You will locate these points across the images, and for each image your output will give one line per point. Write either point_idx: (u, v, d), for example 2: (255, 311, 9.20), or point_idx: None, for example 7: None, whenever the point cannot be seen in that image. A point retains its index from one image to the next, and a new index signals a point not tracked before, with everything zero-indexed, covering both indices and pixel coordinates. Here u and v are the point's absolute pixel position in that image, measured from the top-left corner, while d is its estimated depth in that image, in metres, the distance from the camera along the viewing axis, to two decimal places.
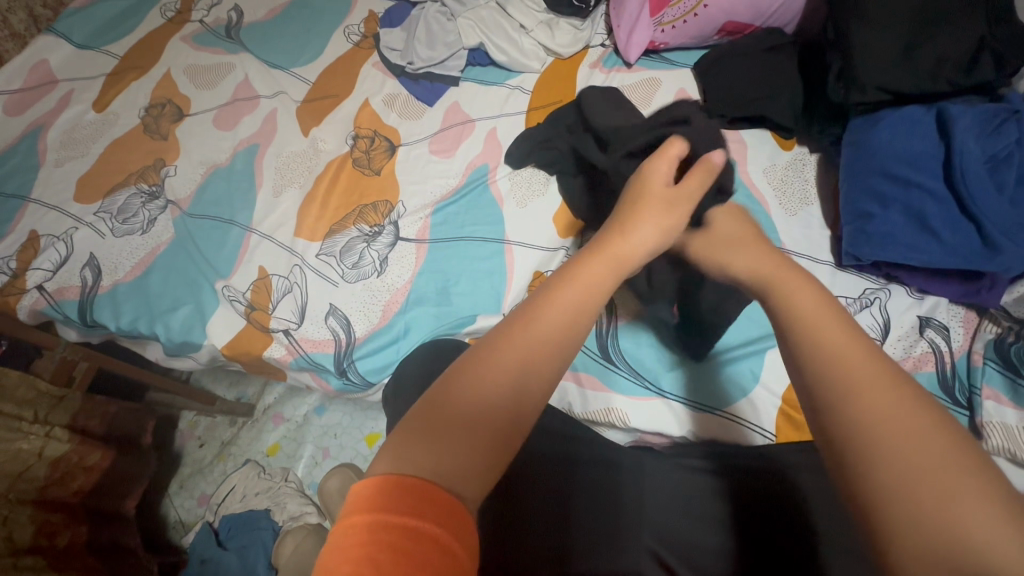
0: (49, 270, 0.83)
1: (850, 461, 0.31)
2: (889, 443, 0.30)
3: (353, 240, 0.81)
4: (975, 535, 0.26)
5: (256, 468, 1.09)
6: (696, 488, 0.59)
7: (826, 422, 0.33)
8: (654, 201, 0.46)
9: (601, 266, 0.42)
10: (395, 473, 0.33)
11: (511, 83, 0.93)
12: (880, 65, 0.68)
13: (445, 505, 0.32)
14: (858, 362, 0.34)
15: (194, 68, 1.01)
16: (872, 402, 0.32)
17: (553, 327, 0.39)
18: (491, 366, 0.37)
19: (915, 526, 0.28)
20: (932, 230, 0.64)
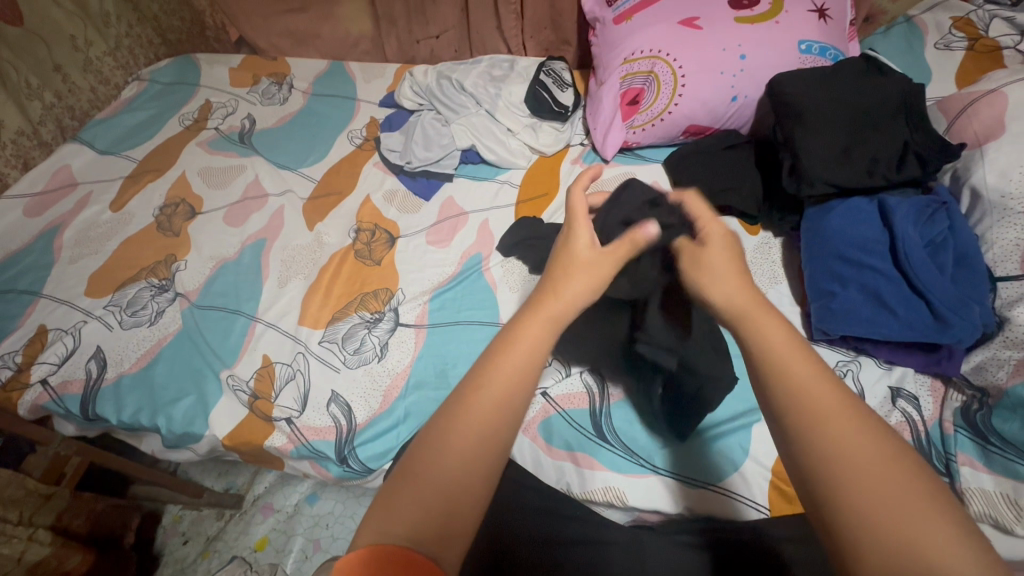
0: (54, 364, 0.85)
1: (821, 489, 0.33)
2: (855, 475, 0.33)
3: (354, 326, 0.85)
4: (936, 560, 0.29)
5: (243, 565, 1.00)
6: (685, 565, 0.61)
7: (798, 453, 0.35)
8: (579, 263, 0.49)
9: (537, 325, 0.44)
10: (379, 543, 0.35)
11: (501, 178, 1.02)
12: (825, 163, 0.77)
13: (418, 567, 0.34)
14: (827, 400, 0.36)
15: (208, 170, 1.10)
16: (839, 433, 0.34)
17: (499, 391, 0.40)
18: (456, 429, 0.39)
19: (879, 551, 0.30)
20: (888, 306, 0.70)
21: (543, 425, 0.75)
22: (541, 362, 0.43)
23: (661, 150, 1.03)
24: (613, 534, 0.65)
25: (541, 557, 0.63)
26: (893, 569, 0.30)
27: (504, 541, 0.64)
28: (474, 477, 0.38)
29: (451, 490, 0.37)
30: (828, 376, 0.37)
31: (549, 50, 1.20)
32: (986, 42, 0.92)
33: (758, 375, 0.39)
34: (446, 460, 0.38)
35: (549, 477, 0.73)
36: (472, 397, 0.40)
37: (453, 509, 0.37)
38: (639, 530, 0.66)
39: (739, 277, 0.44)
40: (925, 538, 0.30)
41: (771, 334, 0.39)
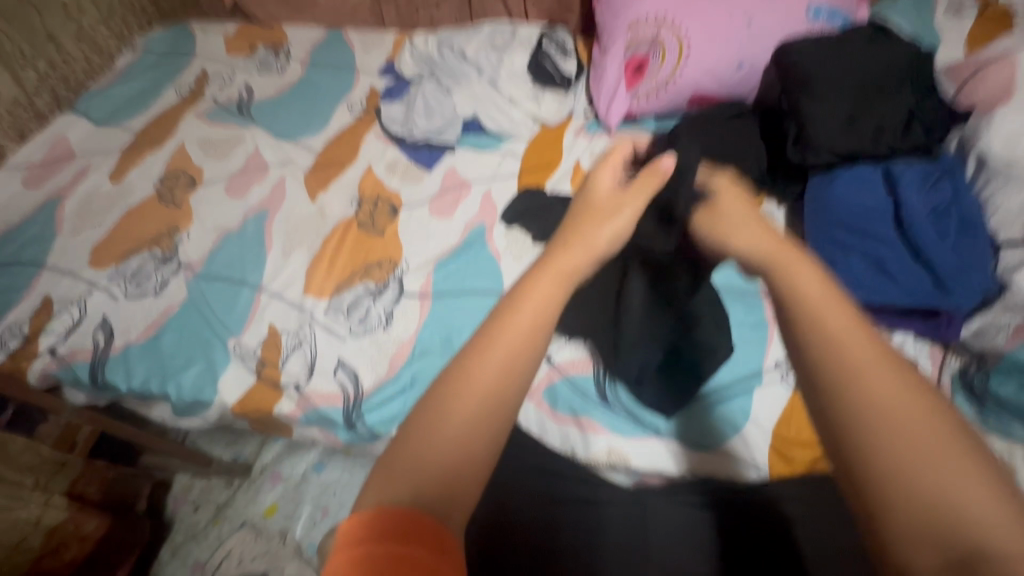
0: (62, 333, 0.86)
1: (848, 439, 0.33)
2: (886, 426, 0.32)
3: (359, 296, 0.85)
4: (956, 509, 0.29)
5: (254, 531, 1.08)
6: (693, 522, 0.62)
7: (828, 401, 0.34)
8: (597, 210, 0.49)
9: (550, 280, 0.42)
10: (386, 504, 0.34)
11: (503, 149, 1.01)
12: (832, 130, 0.76)
13: (433, 530, 0.33)
14: (858, 347, 0.34)
15: (208, 142, 1.09)
16: (871, 383, 0.33)
17: (512, 343, 0.38)
18: (462, 397, 0.37)
19: (907, 501, 0.30)
20: (889, 274, 0.70)
21: (547, 391, 0.76)
22: (554, 314, 0.41)
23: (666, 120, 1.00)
24: (615, 495, 0.67)
25: (541, 518, 0.64)
26: (921, 512, 0.30)
27: (506, 505, 0.65)
28: (478, 440, 0.36)
29: (467, 448, 0.36)
30: (860, 324, 0.35)
31: (552, 17, 1.18)
32: (997, 9, 0.91)
33: (791, 321, 0.37)
34: (450, 416, 0.36)
35: (553, 441, 0.75)
36: (477, 363, 0.38)
37: (465, 468, 0.36)
38: (641, 491, 0.68)
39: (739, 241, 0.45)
40: (949, 489, 0.30)
41: (805, 284, 0.38)
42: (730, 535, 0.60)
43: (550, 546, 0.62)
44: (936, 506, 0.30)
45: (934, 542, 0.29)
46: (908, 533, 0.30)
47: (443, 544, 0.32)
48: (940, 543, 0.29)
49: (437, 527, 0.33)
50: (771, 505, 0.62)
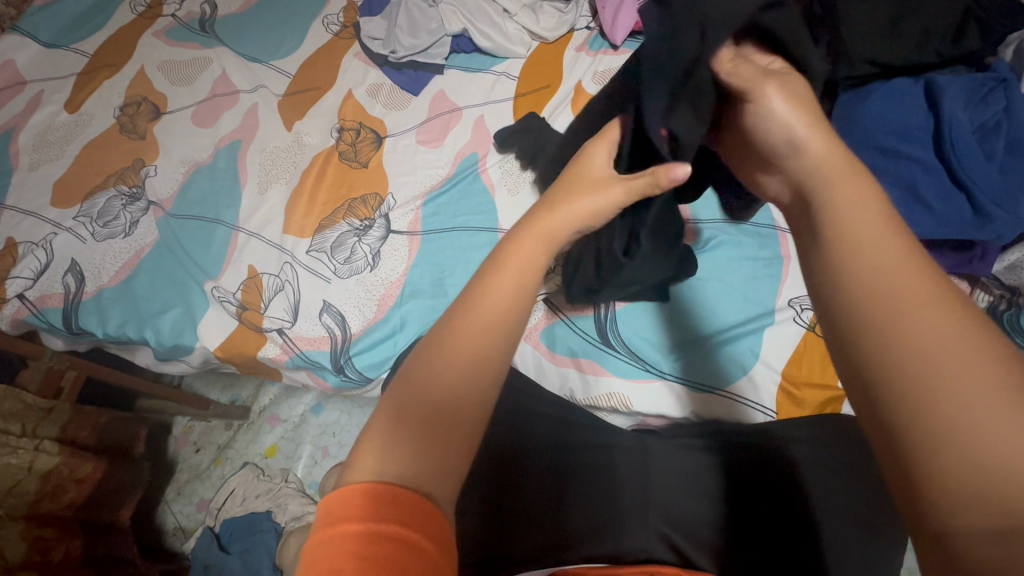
0: (29, 278, 0.81)
1: (885, 387, 0.25)
2: (941, 369, 0.24)
3: (343, 234, 0.79)
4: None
5: (255, 471, 1.07)
6: (695, 465, 0.61)
7: (863, 345, 0.27)
8: (585, 177, 0.42)
9: (532, 244, 0.38)
10: (373, 482, 0.30)
11: (497, 69, 0.90)
12: (869, 36, 0.67)
13: (408, 501, 0.29)
14: (902, 286, 0.27)
15: (169, 64, 0.98)
16: (922, 319, 0.25)
17: (494, 314, 0.35)
18: (449, 360, 0.33)
19: (960, 465, 0.22)
20: (923, 201, 0.63)
21: (546, 332, 0.72)
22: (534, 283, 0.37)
23: None
24: (620, 439, 0.64)
25: (547, 464, 0.63)
26: (966, 486, 0.22)
27: (505, 451, 0.63)
28: (464, 405, 0.33)
29: (455, 411, 0.32)
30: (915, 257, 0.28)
31: None
32: None
33: (822, 257, 0.30)
34: (431, 377, 0.33)
35: (551, 384, 0.72)
36: (460, 330, 0.34)
37: (447, 432, 0.32)
38: (643, 434, 0.65)
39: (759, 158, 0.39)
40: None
41: (850, 210, 0.30)
42: (735, 479, 0.58)
43: (558, 492, 0.61)
44: (1005, 472, 0.22)
45: (994, 521, 0.21)
46: (962, 507, 0.22)
47: (436, 526, 0.29)
48: (1004, 520, 0.21)
49: (432, 508, 0.29)
50: (782, 448, 0.59)
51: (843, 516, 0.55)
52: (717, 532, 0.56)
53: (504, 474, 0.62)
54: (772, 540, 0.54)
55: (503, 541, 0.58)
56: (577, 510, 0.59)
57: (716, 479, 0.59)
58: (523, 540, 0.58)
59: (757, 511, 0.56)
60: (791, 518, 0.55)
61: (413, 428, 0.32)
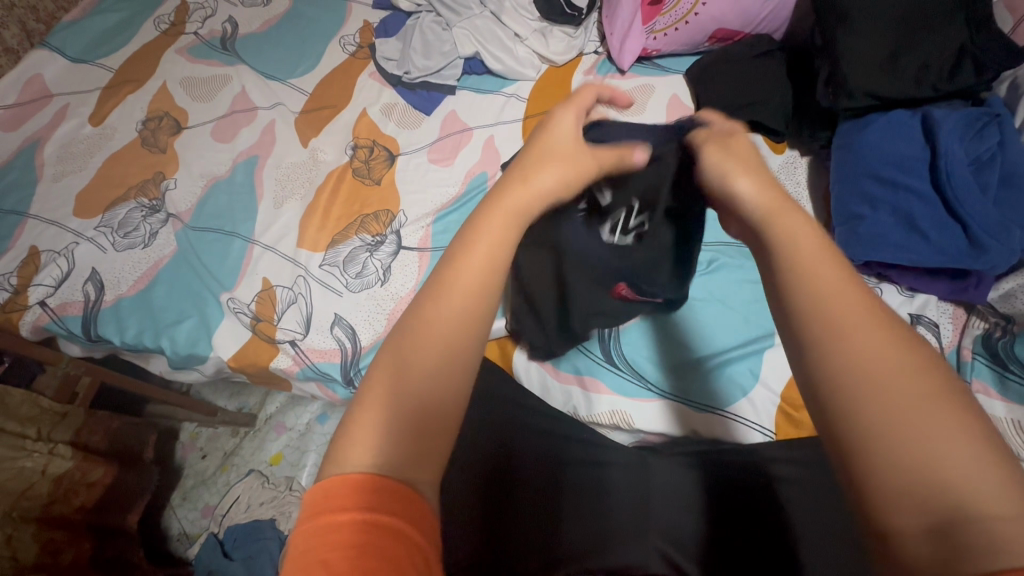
0: (51, 286, 0.84)
1: (831, 403, 0.29)
2: (872, 389, 0.28)
3: (355, 250, 0.82)
4: (952, 477, 0.25)
5: (260, 477, 1.08)
6: (687, 483, 0.62)
7: (809, 366, 0.31)
8: (555, 148, 0.43)
9: (500, 219, 0.39)
10: (352, 473, 0.31)
11: (507, 91, 0.93)
12: (866, 71, 0.70)
13: (387, 489, 0.30)
14: (844, 305, 0.31)
15: (191, 81, 1.01)
16: (854, 344, 0.30)
17: (462, 300, 0.35)
18: (419, 356, 0.34)
19: (895, 468, 0.26)
20: (920, 230, 0.66)
21: None
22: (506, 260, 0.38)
23: (684, 60, 0.92)
24: (616, 455, 0.66)
25: (543, 479, 0.64)
26: (905, 484, 0.26)
27: (508, 461, 0.65)
28: None
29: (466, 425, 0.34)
30: (856, 283, 0.32)
31: None
32: None
33: (784, 276, 0.33)
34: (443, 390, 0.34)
35: (555, 400, 0.73)
36: (433, 320, 0.35)
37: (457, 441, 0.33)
38: (644, 452, 0.66)
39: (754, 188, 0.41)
40: (947, 453, 0.26)
41: (796, 233, 0.34)
42: (721, 495, 0.60)
43: (552, 504, 0.62)
44: (931, 471, 0.26)
45: (924, 520, 0.25)
46: (896, 508, 0.26)
47: (415, 509, 0.30)
48: (932, 517, 0.25)
49: (410, 492, 0.31)
50: (767, 468, 0.61)
51: (822, 533, 0.56)
52: (705, 544, 0.58)
53: (503, 490, 0.63)
54: (756, 556, 0.55)
55: (498, 555, 0.59)
56: (570, 525, 0.61)
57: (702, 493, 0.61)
58: (520, 554, 0.59)
59: (739, 527, 0.58)
60: (773, 536, 0.56)
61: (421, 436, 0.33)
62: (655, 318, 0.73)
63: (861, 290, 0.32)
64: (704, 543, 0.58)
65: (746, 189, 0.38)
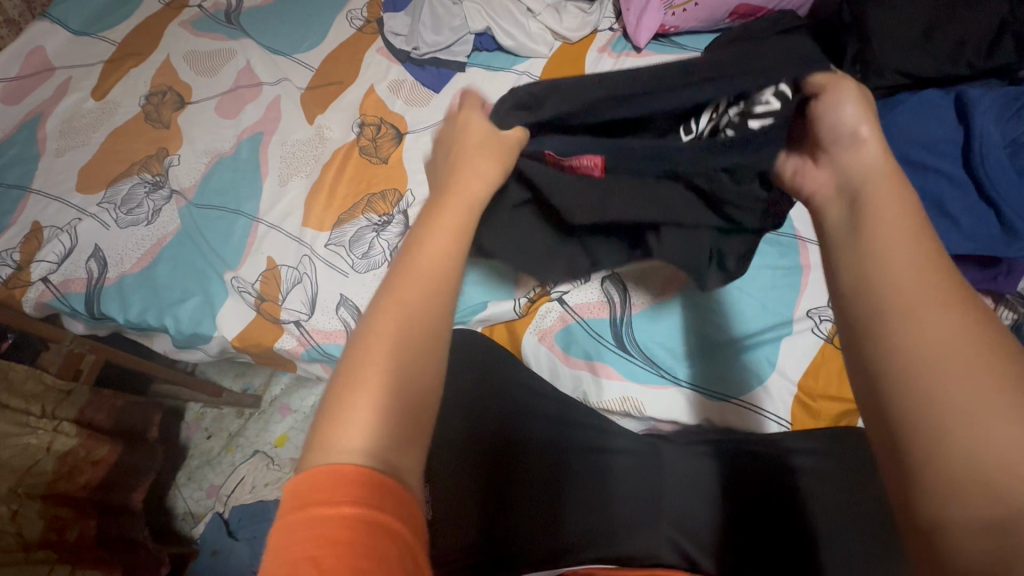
0: (54, 262, 0.83)
1: (883, 389, 0.29)
2: (932, 372, 0.27)
3: (362, 229, 0.80)
4: (1017, 474, 0.24)
5: (265, 459, 1.08)
6: (696, 472, 0.60)
7: (869, 349, 0.30)
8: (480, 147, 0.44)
9: (443, 214, 0.39)
10: (334, 465, 0.29)
11: (518, 69, 0.90)
12: (898, 48, 0.67)
13: (372, 483, 0.28)
14: (912, 290, 0.30)
15: (195, 55, 0.99)
16: (922, 322, 0.29)
17: (408, 309, 0.34)
18: (368, 362, 0.32)
19: (952, 459, 0.26)
20: (949, 215, 0.63)
21: (562, 334, 0.72)
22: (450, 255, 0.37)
23: (703, 38, 0.88)
24: (628, 443, 0.63)
25: (544, 467, 0.62)
26: (962, 475, 0.25)
27: (512, 447, 0.63)
28: None
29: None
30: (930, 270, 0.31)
31: None
32: None
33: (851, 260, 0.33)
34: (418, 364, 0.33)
35: (565, 386, 0.72)
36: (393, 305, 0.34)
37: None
38: (656, 439, 0.64)
39: None
40: (1012, 442, 0.25)
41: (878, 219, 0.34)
42: (733, 487, 0.58)
43: (555, 493, 0.61)
44: (995, 466, 0.24)
45: (985, 513, 0.24)
46: (955, 498, 0.25)
47: (401, 500, 0.29)
48: (991, 509, 0.24)
49: (397, 487, 0.29)
50: (787, 458, 0.58)
51: (845, 524, 0.54)
52: (715, 531, 0.57)
53: (508, 476, 0.62)
54: (770, 546, 0.54)
55: (501, 542, 0.59)
56: (574, 515, 0.59)
57: (715, 483, 0.59)
58: (522, 542, 0.59)
59: (755, 520, 0.56)
60: (793, 530, 0.55)
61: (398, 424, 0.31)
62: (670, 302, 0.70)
63: (941, 273, 0.31)
64: (717, 534, 0.56)
65: None
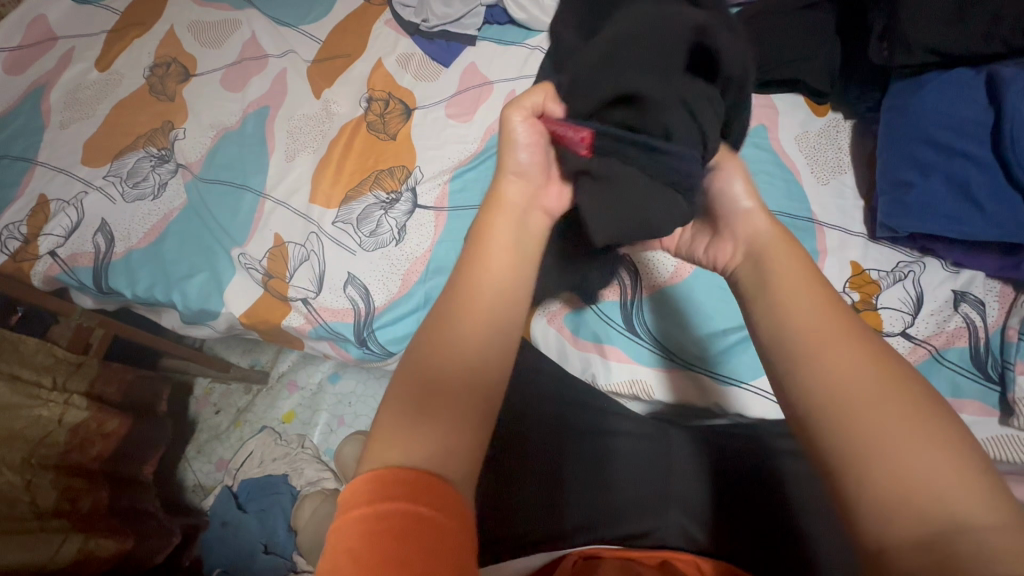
0: (61, 236, 0.82)
1: (808, 426, 0.32)
2: (857, 409, 0.30)
3: (369, 207, 0.79)
4: (932, 489, 0.27)
5: (273, 434, 1.09)
6: (689, 459, 0.60)
7: (795, 385, 0.33)
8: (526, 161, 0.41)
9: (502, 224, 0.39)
10: (381, 468, 0.29)
11: (530, 43, 0.87)
12: (929, 22, 0.63)
13: (415, 480, 0.28)
14: (819, 327, 0.34)
15: (199, 25, 0.96)
16: (832, 359, 0.33)
17: (473, 328, 0.34)
18: (453, 357, 0.33)
19: (881, 483, 0.28)
20: (975, 200, 0.62)
21: (571, 316, 0.71)
22: (521, 261, 0.38)
23: None
24: (632, 426, 0.63)
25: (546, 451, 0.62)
26: (887, 497, 0.28)
27: (519, 431, 0.63)
28: (484, 395, 0.33)
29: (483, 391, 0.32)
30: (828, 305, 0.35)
31: None
32: None
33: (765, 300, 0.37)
34: (463, 363, 0.33)
35: (573, 367, 0.71)
36: (450, 335, 0.34)
37: (471, 406, 0.32)
38: (663, 423, 0.64)
39: None
40: (922, 464, 0.28)
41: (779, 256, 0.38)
42: (730, 470, 0.58)
43: (557, 477, 0.61)
44: (913, 488, 0.28)
45: (914, 536, 0.27)
46: (883, 518, 0.28)
47: (444, 497, 0.28)
48: (917, 526, 0.27)
49: (439, 483, 0.29)
50: (775, 444, 0.58)
51: (830, 508, 0.53)
52: (710, 518, 0.56)
53: (514, 458, 0.62)
54: (761, 532, 0.54)
55: (504, 522, 0.59)
56: (580, 501, 0.59)
57: (708, 469, 0.59)
58: (525, 523, 0.59)
59: (750, 504, 0.56)
60: (779, 516, 0.54)
61: (433, 417, 0.31)
62: (672, 289, 0.69)
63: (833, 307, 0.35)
64: (715, 519, 0.56)
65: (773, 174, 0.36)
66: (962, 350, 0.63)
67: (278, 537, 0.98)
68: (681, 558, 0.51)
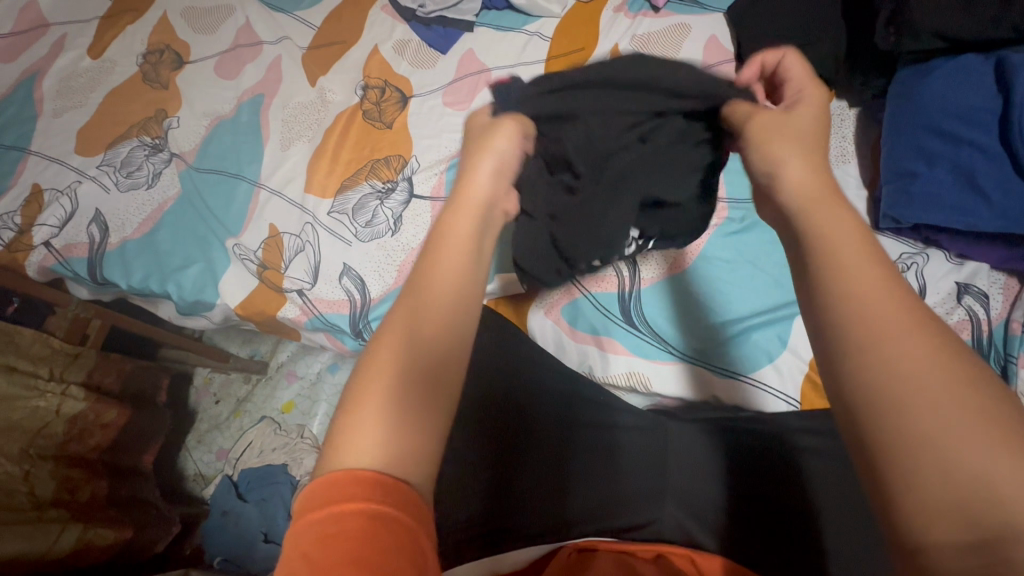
0: (55, 226, 0.82)
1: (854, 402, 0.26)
2: (915, 384, 0.25)
3: (365, 197, 0.78)
4: (1004, 495, 0.22)
5: (272, 424, 1.09)
6: (700, 453, 0.60)
7: (839, 358, 0.28)
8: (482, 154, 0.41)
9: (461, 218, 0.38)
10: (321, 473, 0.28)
11: (529, 29, 0.85)
12: (937, 6, 0.62)
13: (350, 478, 0.27)
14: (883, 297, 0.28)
15: (192, 11, 0.95)
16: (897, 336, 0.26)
17: (430, 326, 0.33)
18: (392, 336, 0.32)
19: (937, 480, 0.23)
20: (981, 191, 0.61)
21: (568, 308, 0.70)
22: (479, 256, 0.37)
23: None
24: (634, 419, 0.63)
25: (550, 446, 0.62)
26: (944, 495, 0.23)
27: (516, 424, 0.62)
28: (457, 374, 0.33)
29: None
30: None
31: None
32: None
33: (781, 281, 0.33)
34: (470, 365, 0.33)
35: (570, 360, 0.70)
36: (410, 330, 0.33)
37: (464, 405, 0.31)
38: (664, 416, 0.64)
39: (781, 138, 0.35)
40: (988, 462, 0.22)
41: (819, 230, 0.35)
42: (739, 461, 0.58)
43: (559, 469, 0.60)
44: (981, 488, 0.22)
45: (967, 536, 0.22)
46: (934, 520, 0.22)
47: (381, 486, 0.27)
48: (975, 532, 0.22)
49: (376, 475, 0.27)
50: (790, 438, 0.58)
51: (838, 499, 0.54)
52: (720, 512, 0.56)
53: (513, 453, 0.61)
54: (771, 519, 0.54)
55: (499, 516, 0.58)
56: (580, 492, 0.59)
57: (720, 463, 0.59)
58: (517, 517, 0.58)
59: (762, 493, 0.56)
60: (790, 507, 0.54)
61: (391, 401, 0.30)
62: (674, 280, 0.69)
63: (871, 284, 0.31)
64: (722, 514, 0.56)
65: (791, 153, 0.34)
66: (965, 343, 0.62)
67: (277, 527, 0.98)
68: (676, 551, 0.51)
